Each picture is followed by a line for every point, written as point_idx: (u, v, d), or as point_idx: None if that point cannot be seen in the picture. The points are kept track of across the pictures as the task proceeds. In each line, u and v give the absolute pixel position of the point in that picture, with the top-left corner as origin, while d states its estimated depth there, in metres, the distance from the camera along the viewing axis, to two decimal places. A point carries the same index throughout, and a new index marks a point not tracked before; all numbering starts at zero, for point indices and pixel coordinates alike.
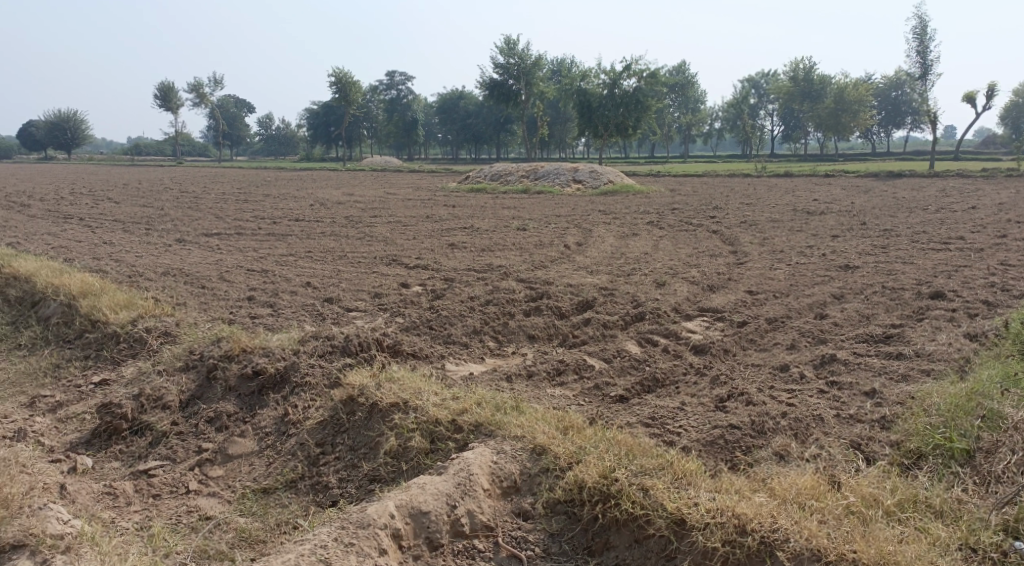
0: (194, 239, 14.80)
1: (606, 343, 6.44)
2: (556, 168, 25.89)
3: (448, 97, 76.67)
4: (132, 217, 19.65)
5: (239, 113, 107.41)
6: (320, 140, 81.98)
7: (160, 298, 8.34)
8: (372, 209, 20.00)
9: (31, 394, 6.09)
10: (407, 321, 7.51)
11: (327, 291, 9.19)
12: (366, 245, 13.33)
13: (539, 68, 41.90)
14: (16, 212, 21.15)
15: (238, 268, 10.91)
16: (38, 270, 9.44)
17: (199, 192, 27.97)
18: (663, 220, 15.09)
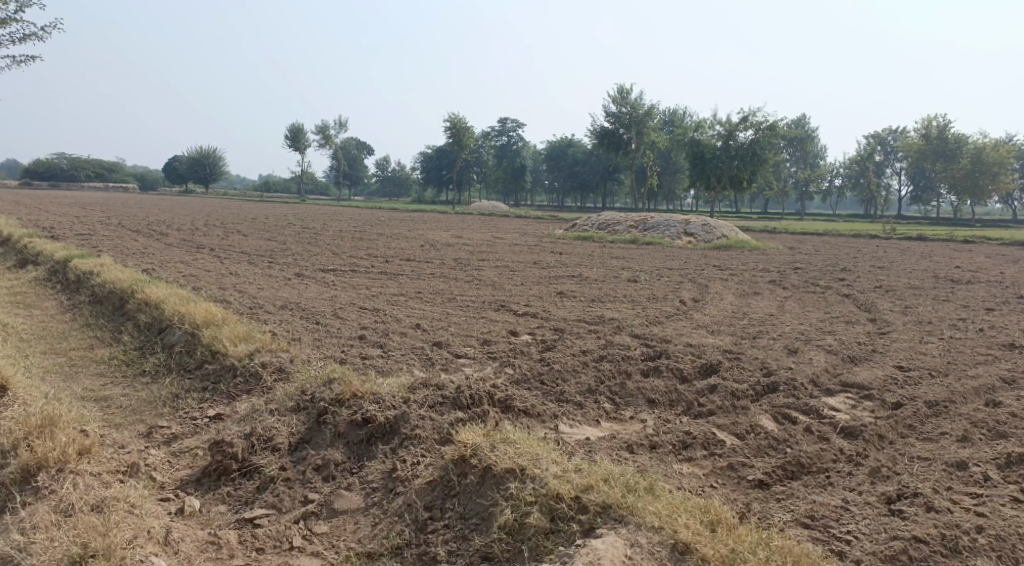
0: (312, 274, 15.24)
1: (738, 417, 5.91)
2: (667, 220, 25.27)
3: (557, 145, 77.44)
4: (256, 248, 20.62)
5: (359, 155, 112.77)
6: (431, 182, 84.54)
7: (276, 332, 8.42)
8: (482, 252, 20.09)
9: (151, 424, 6.19)
10: (518, 372, 7.14)
11: (435, 335, 8.92)
12: (475, 288, 13.21)
13: (651, 117, 41.57)
14: (155, 240, 22.69)
15: (350, 305, 10.99)
16: (170, 297, 9.86)
17: (318, 228, 29.21)
18: (786, 279, 14.25)
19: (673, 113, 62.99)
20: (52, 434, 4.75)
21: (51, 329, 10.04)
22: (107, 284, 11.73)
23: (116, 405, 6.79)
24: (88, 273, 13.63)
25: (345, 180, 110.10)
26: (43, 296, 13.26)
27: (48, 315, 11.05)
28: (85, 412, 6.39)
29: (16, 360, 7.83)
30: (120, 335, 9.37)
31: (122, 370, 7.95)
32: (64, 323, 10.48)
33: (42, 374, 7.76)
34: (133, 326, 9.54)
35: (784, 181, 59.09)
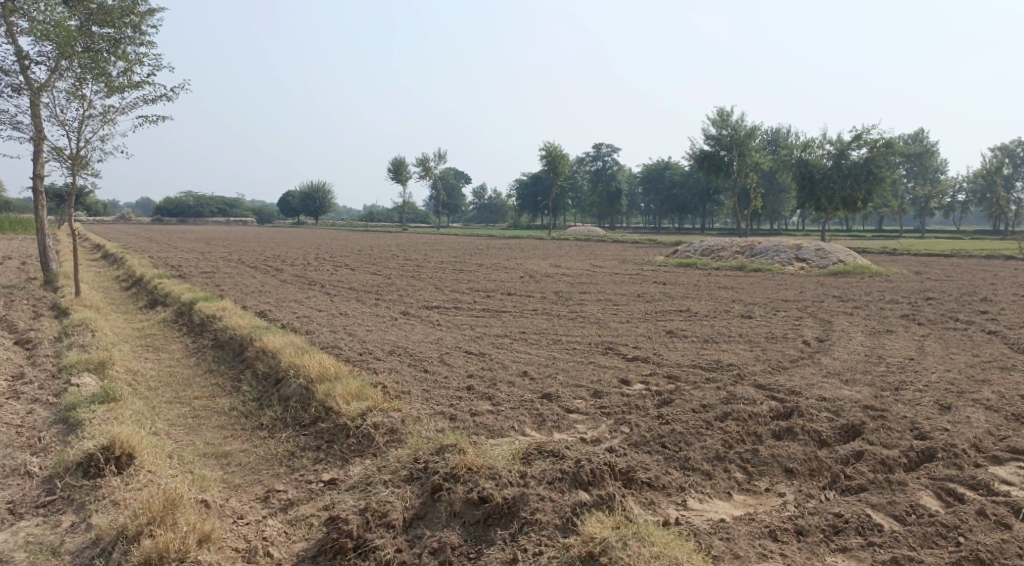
0: (416, 312, 15.27)
1: (894, 496, 5.27)
2: (776, 245, 24.02)
3: (654, 168, 76.26)
4: (362, 284, 21.03)
5: (456, 183, 114.96)
6: (528, 209, 85.10)
7: (385, 384, 8.28)
8: (585, 284, 19.69)
9: (267, 487, 6.13)
10: (636, 430, 6.61)
11: (543, 384, 8.48)
12: (580, 324, 12.78)
13: (754, 138, 40.04)
14: (268, 277, 23.59)
15: (455, 348, 10.80)
16: (285, 346, 10.00)
17: (419, 260, 29.63)
18: (919, 313, 13.09)
19: (776, 131, 60.81)
20: (176, 513, 4.77)
21: (175, 375, 10.37)
22: (226, 329, 12.11)
23: (235, 462, 6.78)
24: (209, 316, 14.17)
25: (443, 209, 112.44)
26: (168, 339, 13.85)
27: (172, 359, 11.47)
28: (206, 473, 6.41)
29: (144, 413, 8.05)
30: (238, 383, 9.53)
31: (240, 422, 8.02)
32: (187, 368, 10.82)
33: (167, 427, 7.94)
34: (250, 375, 9.70)
35: (901, 198, 55.77)
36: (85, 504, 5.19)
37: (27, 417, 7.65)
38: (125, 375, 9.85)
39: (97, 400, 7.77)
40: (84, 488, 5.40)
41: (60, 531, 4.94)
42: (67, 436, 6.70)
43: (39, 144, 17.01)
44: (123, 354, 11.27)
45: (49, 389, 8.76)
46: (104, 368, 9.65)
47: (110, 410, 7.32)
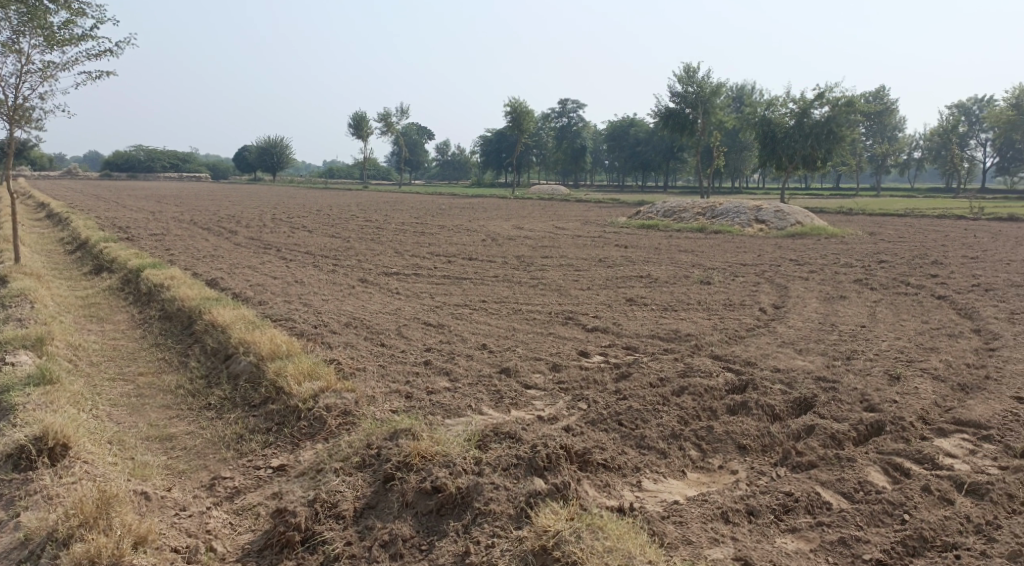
0: (375, 278, 15.03)
1: (843, 473, 5.35)
2: (737, 207, 24.11)
3: (618, 125, 76.10)
4: (321, 248, 20.64)
5: (419, 140, 113.19)
6: (491, 165, 84.45)
7: (340, 362, 8.14)
8: (547, 247, 19.61)
9: (214, 473, 6.00)
10: (592, 407, 6.58)
11: (501, 357, 8.39)
12: (540, 291, 12.70)
13: (718, 96, 39.93)
14: (224, 239, 23.01)
15: (413, 320, 10.64)
16: (236, 321, 9.75)
17: (380, 220, 29.16)
18: (874, 278, 13.29)
19: (739, 88, 60.97)
20: (115, 507, 4.75)
21: (121, 349, 10.06)
22: (176, 300, 11.77)
23: (181, 446, 6.62)
24: (159, 285, 13.75)
25: (406, 166, 110.79)
26: (116, 308, 13.43)
27: (119, 331, 11.12)
28: (150, 459, 6.26)
29: (85, 395, 7.80)
30: (187, 358, 9.29)
31: (188, 402, 7.83)
32: (134, 341, 10.49)
33: (111, 408, 7.72)
34: (199, 349, 9.46)
35: (860, 156, 56.48)
36: (16, 500, 5.12)
37: None
38: (68, 351, 9.52)
39: (33, 383, 7.51)
40: (15, 482, 5.33)
41: None
42: (2, 423, 6.49)
43: None
44: (66, 326, 10.89)
45: None
46: (43, 345, 9.29)
47: (46, 395, 7.10)
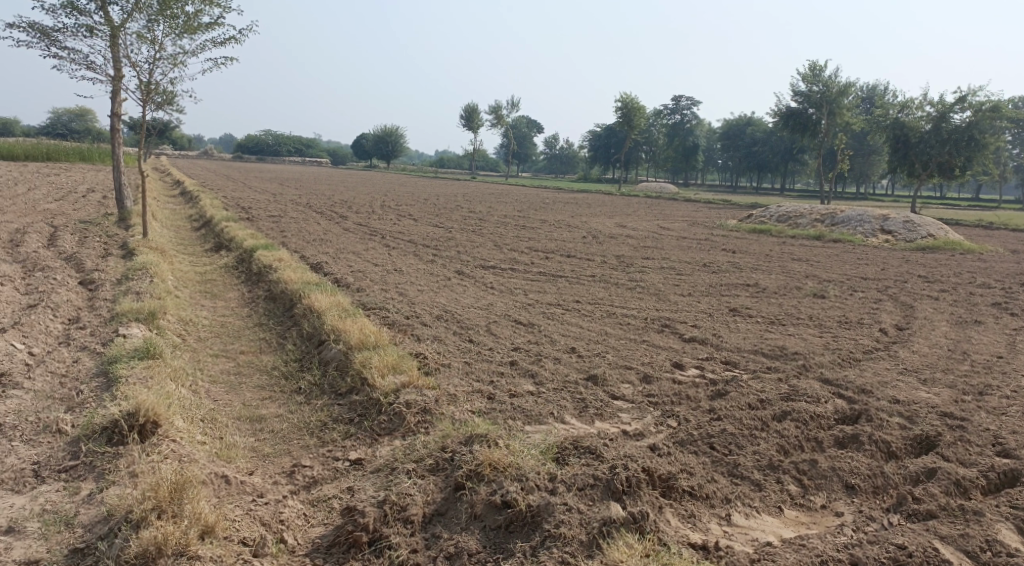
0: (473, 271, 14.98)
1: (968, 528, 4.70)
2: (860, 215, 22.58)
3: (735, 124, 73.42)
4: (423, 237, 20.82)
5: (529, 133, 113.53)
6: (599, 160, 83.60)
7: (425, 358, 8.05)
8: (650, 248, 18.96)
9: (294, 460, 5.97)
10: (683, 426, 6.15)
11: (589, 363, 8.03)
12: (638, 294, 12.21)
13: (846, 95, 37.54)
14: (333, 224, 23.69)
15: (504, 316, 10.44)
16: (331, 307, 9.85)
17: (484, 212, 29.25)
18: (1015, 302, 11.98)
19: (870, 88, 57.37)
20: (190, 493, 4.75)
21: (227, 326, 10.37)
22: (279, 281, 12.07)
23: (268, 429, 6.67)
24: (266, 266, 14.17)
25: (515, 158, 111.40)
26: (227, 286, 13.95)
27: (227, 308, 11.49)
28: (237, 440, 6.33)
29: (187, 371, 8.03)
30: (284, 341, 9.46)
31: (279, 385, 7.93)
32: (238, 319, 10.79)
33: (209, 385, 7.91)
34: (296, 333, 9.61)
35: (1004, 166, 51.95)
36: (105, 472, 5.26)
37: (73, 367, 7.75)
38: (177, 326, 9.90)
39: (139, 356, 7.78)
40: (106, 455, 5.47)
41: (78, 501, 4.98)
42: (106, 393, 6.75)
43: (115, 84, 17.22)
44: (179, 301, 11.35)
45: (100, 338, 8.86)
46: (154, 319, 9.66)
47: (148, 369, 7.34)
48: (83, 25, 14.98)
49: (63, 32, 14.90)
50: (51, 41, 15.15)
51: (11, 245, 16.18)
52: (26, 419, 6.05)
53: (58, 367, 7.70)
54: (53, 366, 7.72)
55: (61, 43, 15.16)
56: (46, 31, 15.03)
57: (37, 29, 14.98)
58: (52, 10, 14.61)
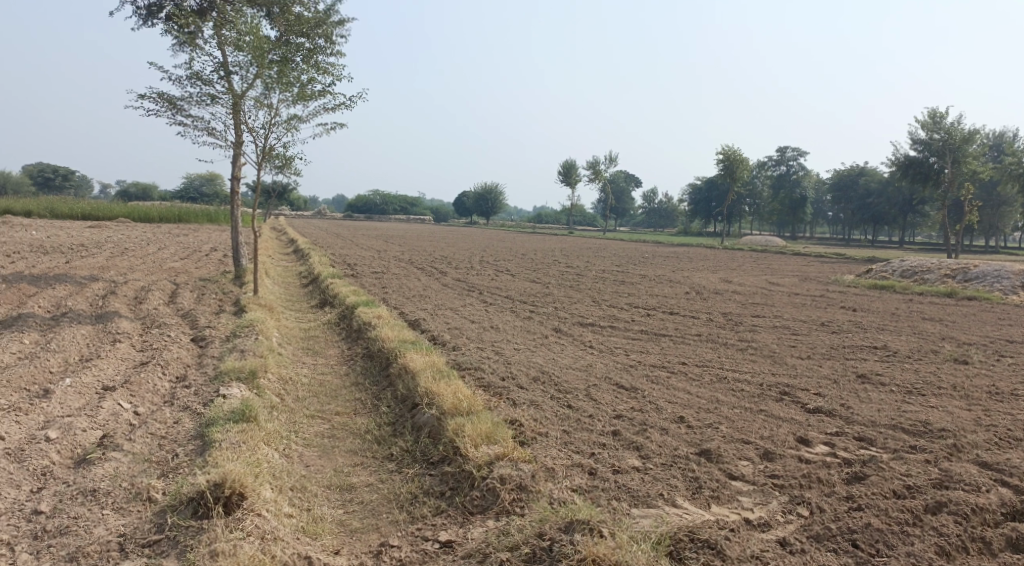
0: (571, 329, 14.49)
1: None
2: (997, 270, 20.67)
3: (846, 174, 70.37)
4: (521, 293, 20.55)
5: (627, 187, 113.20)
6: (700, 214, 82.01)
7: (522, 427, 7.56)
8: (760, 305, 17.90)
9: (383, 538, 5.56)
10: (816, 517, 5.38)
11: (701, 436, 7.27)
12: (752, 356, 11.31)
13: (972, 142, 35.13)
14: (433, 280, 23.87)
15: (604, 379, 9.84)
16: (426, 368, 9.55)
17: (582, 267, 28.85)
18: None
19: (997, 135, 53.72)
20: None
21: (324, 385, 10.24)
22: (377, 339, 11.92)
23: (358, 500, 6.31)
24: (366, 323, 14.16)
25: (613, 212, 111.04)
26: (328, 343, 14.02)
27: (326, 366, 11.42)
28: (325, 512, 6.00)
29: (281, 433, 7.84)
30: (378, 402, 9.20)
31: (371, 450, 7.62)
32: (335, 378, 10.67)
33: (303, 448, 7.68)
34: (390, 394, 9.34)
35: None
36: (188, 550, 5.05)
37: (172, 428, 7.70)
38: (276, 385, 9.81)
39: (235, 419, 7.64)
40: (191, 529, 5.27)
41: None
42: (199, 458, 6.61)
43: (236, 149, 18.11)
44: (281, 359, 11.38)
45: (201, 397, 8.84)
46: (254, 378, 9.57)
47: (242, 432, 7.18)
48: (206, 94, 15.86)
49: (188, 101, 15.81)
50: (177, 110, 16.10)
51: (134, 302, 17.02)
52: (120, 485, 5.95)
53: (159, 427, 7.65)
54: (154, 426, 7.68)
55: (187, 111, 16.08)
56: (173, 101, 16.00)
57: (165, 99, 15.97)
58: (179, 81, 15.56)
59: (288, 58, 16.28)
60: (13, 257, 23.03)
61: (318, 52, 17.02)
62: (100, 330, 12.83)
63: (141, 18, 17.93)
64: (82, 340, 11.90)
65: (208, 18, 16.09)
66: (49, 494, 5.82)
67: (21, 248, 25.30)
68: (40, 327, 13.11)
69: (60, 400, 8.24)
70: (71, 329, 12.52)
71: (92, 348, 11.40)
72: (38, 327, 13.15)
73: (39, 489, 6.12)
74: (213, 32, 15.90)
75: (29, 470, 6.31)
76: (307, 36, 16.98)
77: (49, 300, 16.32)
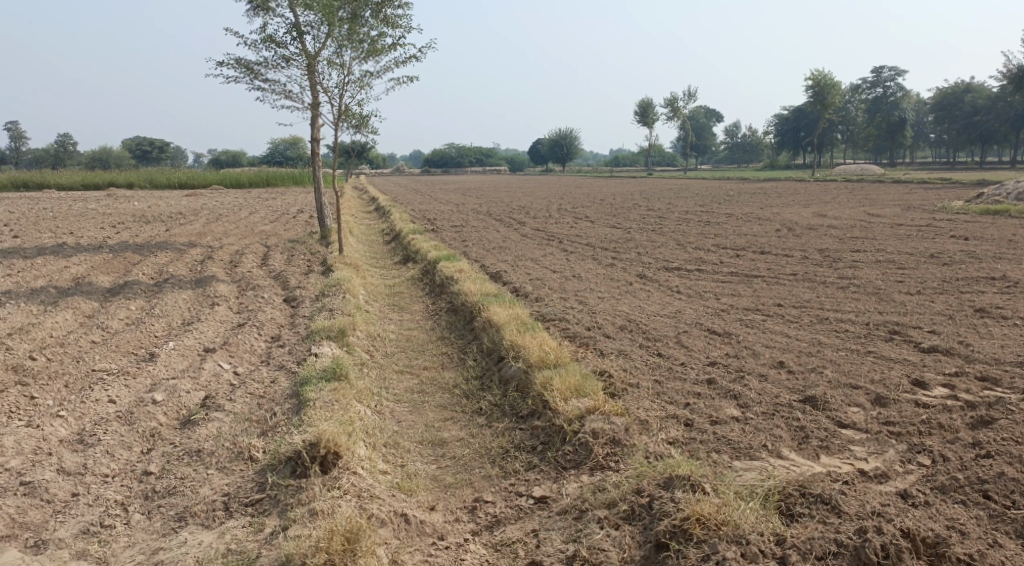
0: (657, 274, 14.05)
1: None
2: None
3: (949, 93, 65.29)
4: (603, 239, 20.12)
5: (707, 124, 109.17)
6: (787, 146, 78.27)
7: (612, 378, 7.39)
8: (860, 239, 16.86)
9: (477, 493, 5.52)
10: (939, 466, 5.05)
11: (804, 382, 7.10)
12: (854, 295, 10.80)
13: None
14: (513, 230, 23.68)
15: (695, 325, 9.51)
16: (510, 320, 9.44)
17: (665, 209, 28.04)
18: None
19: None
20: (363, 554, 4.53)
21: (412, 341, 10.29)
22: (460, 293, 11.85)
23: (450, 455, 6.28)
24: (448, 277, 14.14)
25: (694, 151, 107.46)
26: (413, 299, 14.09)
27: (413, 322, 11.47)
28: (418, 468, 6.00)
29: (372, 391, 7.89)
30: (465, 356, 9.17)
31: (460, 404, 7.61)
32: (422, 333, 10.71)
33: (394, 404, 7.73)
34: (476, 348, 9.29)
35: None
36: (287, 508, 5.14)
37: (270, 387, 7.77)
38: (365, 342, 9.88)
39: (327, 377, 7.68)
40: (290, 488, 5.36)
41: (262, 540, 4.88)
42: (294, 417, 6.69)
43: (314, 110, 18.26)
44: (369, 316, 11.48)
45: (294, 356, 8.95)
46: (344, 336, 9.60)
47: (334, 391, 7.25)
48: (281, 57, 15.94)
49: (265, 65, 15.95)
50: (255, 76, 16.29)
51: (229, 266, 17.62)
52: (222, 444, 6.11)
53: (257, 386, 7.75)
54: (253, 385, 7.78)
55: (264, 76, 16.27)
56: (250, 66, 16.18)
57: (243, 66, 16.18)
58: (255, 46, 15.71)
59: (357, 14, 16.14)
60: (118, 228, 24.24)
61: (386, 6, 16.80)
62: (199, 295, 13.30)
63: None
64: (183, 304, 12.34)
65: None
66: (158, 455, 6.03)
67: (125, 219, 26.60)
68: (145, 294, 13.71)
69: (165, 362, 8.49)
70: (173, 295, 13.02)
71: (193, 312, 11.82)
72: (143, 293, 13.76)
73: (148, 450, 6.24)
74: None
75: (140, 431, 6.51)
76: None
77: (151, 267, 17.07)
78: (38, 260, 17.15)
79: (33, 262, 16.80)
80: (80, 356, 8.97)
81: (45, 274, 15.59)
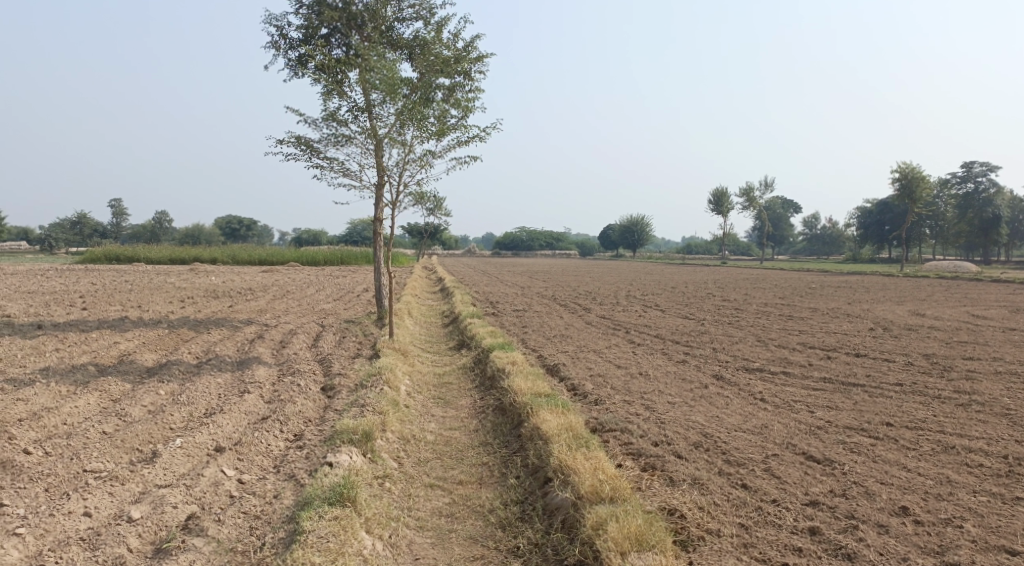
0: (736, 376, 12.44)
1: None
2: None
3: None
4: (675, 332, 18.58)
5: (784, 214, 106.64)
6: (870, 239, 75.25)
7: (684, 522, 6.03)
8: (971, 345, 14.81)
9: None
10: None
11: (939, 539, 5.82)
12: (980, 415, 9.05)
13: None
14: (577, 318, 22.34)
15: (787, 447, 7.87)
16: (562, 432, 7.95)
17: (742, 301, 26.24)
18: None
19: None
20: None
21: (450, 446, 8.92)
22: (509, 391, 10.46)
23: None
24: (499, 370, 12.81)
25: (770, 241, 104.80)
26: (461, 393, 12.82)
27: (455, 421, 10.11)
28: None
29: (390, 515, 6.57)
30: (507, 471, 7.76)
31: (493, 538, 6.24)
32: (464, 436, 9.31)
33: (414, 532, 6.41)
34: (521, 463, 7.86)
35: None
36: None
37: (269, 505, 6.48)
38: (395, 448, 8.55)
39: (332, 499, 6.34)
40: None
41: None
42: (283, 554, 5.66)
43: (378, 191, 17.76)
44: (406, 412, 10.16)
45: (311, 463, 7.63)
46: (370, 441, 8.23)
47: (335, 519, 6.03)
48: (342, 135, 15.51)
49: (326, 143, 15.53)
50: (314, 153, 15.89)
51: (279, 346, 16.88)
52: None
53: (254, 503, 6.47)
54: (249, 502, 6.47)
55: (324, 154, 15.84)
56: (311, 144, 15.79)
57: (303, 143, 15.82)
58: (315, 123, 15.33)
59: (426, 96, 15.69)
60: (184, 302, 24.08)
61: (457, 89, 16.36)
62: (236, 379, 12.37)
63: (291, 70, 18.23)
64: (214, 391, 11.36)
65: (350, 62, 15.88)
66: None
67: (195, 294, 26.62)
68: (182, 376, 12.90)
69: (164, 465, 7.31)
70: (208, 378, 12.12)
71: (221, 400, 10.81)
72: (179, 374, 12.98)
73: None
74: (355, 77, 15.66)
75: None
76: (446, 74, 16.42)
77: (200, 346, 16.45)
78: (94, 334, 16.80)
79: (86, 336, 16.43)
80: (78, 451, 7.96)
81: (93, 350, 15.10)
